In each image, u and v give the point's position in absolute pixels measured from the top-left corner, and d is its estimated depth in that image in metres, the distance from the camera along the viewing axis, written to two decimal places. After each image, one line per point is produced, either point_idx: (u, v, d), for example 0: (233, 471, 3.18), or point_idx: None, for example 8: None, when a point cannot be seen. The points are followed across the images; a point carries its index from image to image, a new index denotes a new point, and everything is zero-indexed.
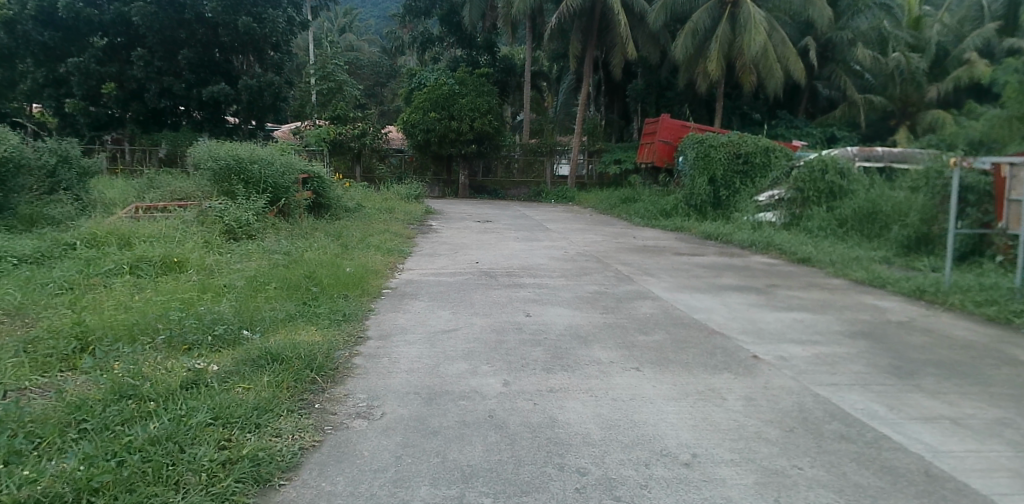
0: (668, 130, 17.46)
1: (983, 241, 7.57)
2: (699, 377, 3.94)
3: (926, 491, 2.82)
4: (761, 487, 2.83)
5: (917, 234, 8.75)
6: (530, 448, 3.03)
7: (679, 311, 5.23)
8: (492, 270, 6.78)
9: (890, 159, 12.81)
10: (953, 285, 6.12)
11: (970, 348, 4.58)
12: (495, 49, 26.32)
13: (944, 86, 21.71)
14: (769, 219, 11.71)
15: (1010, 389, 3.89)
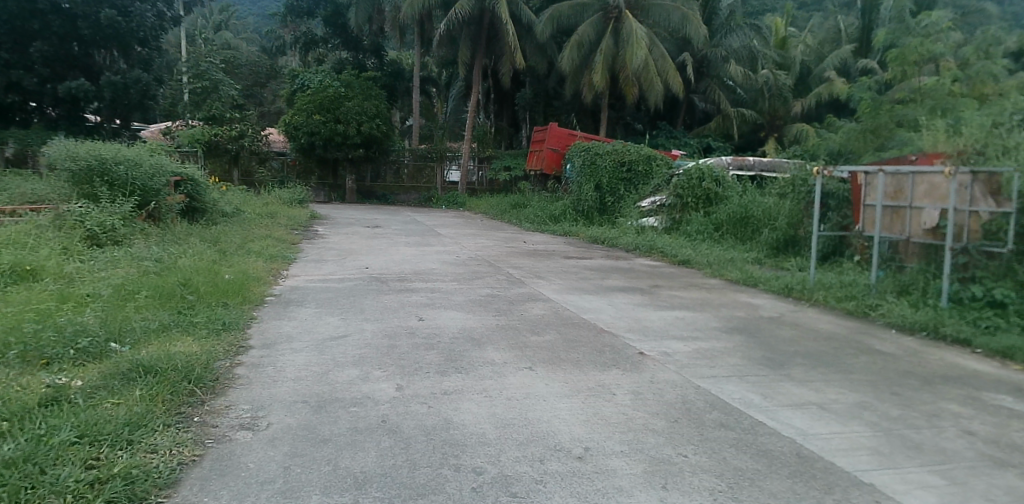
0: (556, 138, 18.03)
1: (843, 242, 8.39)
2: (589, 375, 4.05)
3: (798, 471, 3.14)
4: (649, 475, 2.98)
5: (785, 237, 9.57)
6: (425, 451, 2.98)
7: (570, 312, 5.38)
8: (383, 276, 6.65)
9: (760, 169, 13.95)
10: (817, 282, 6.74)
11: (831, 338, 5.07)
12: (383, 53, 26.44)
13: (807, 102, 24.04)
14: (651, 224, 12.46)
15: (867, 375, 4.34)
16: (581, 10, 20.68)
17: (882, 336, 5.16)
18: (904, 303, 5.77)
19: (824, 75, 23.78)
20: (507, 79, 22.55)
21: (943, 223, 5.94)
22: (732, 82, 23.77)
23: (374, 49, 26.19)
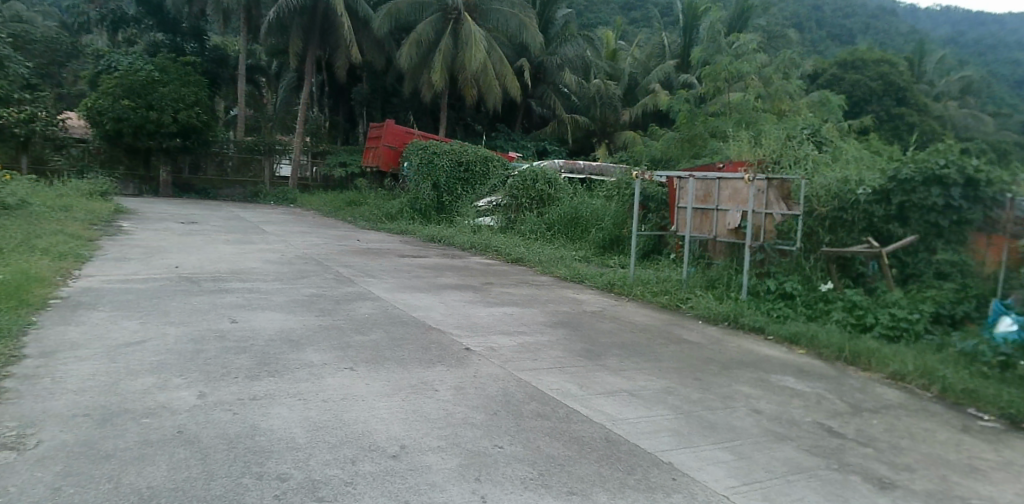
0: (393, 136, 18.07)
1: (660, 241, 9.02)
2: (412, 372, 4.02)
3: (606, 455, 3.44)
4: (464, 468, 3.03)
5: (611, 236, 10.16)
6: (225, 461, 2.79)
7: (397, 310, 5.33)
8: (195, 275, 6.20)
9: (589, 173, 14.73)
10: (636, 278, 7.24)
11: (647, 329, 5.46)
12: (204, 38, 24.96)
13: (633, 112, 25.21)
14: (487, 222, 12.64)
15: (674, 362, 4.72)
16: (420, 8, 20.84)
17: (690, 327, 5.68)
18: (710, 296, 6.55)
19: (650, 87, 25.24)
20: (343, 72, 22.42)
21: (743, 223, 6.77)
22: (566, 89, 25.27)
23: (195, 33, 24.65)
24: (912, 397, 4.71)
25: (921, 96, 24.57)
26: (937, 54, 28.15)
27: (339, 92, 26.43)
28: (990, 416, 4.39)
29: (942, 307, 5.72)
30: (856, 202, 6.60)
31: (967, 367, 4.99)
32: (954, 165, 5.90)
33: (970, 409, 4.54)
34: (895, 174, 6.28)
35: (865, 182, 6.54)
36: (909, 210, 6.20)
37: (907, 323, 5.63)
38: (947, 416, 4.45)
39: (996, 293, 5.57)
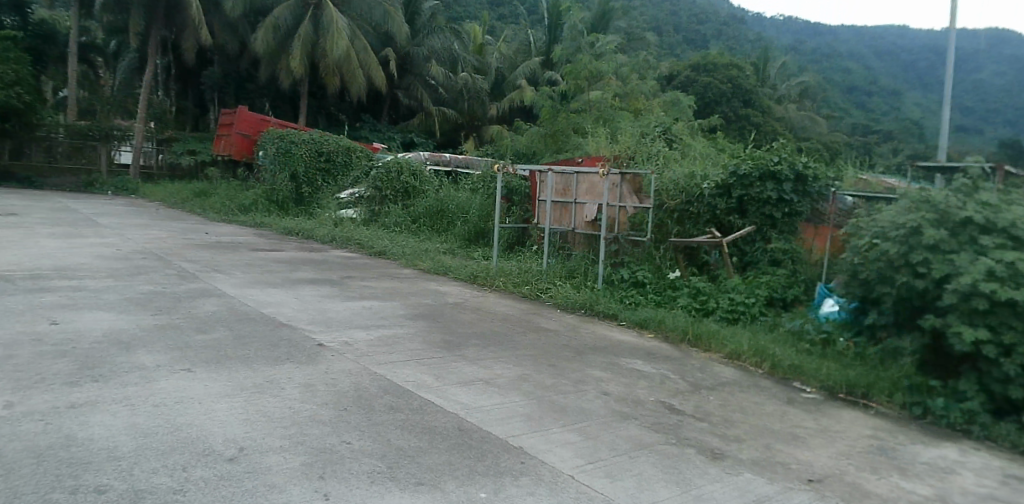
0: (247, 123, 17.63)
1: (525, 233, 9.26)
2: (258, 371, 3.91)
3: (457, 444, 3.53)
4: (307, 467, 2.97)
5: (475, 229, 10.38)
6: (31, 476, 2.55)
7: (245, 307, 5.14)
8: (9, 274, 5.63)
9: (456, 165, 14.93)
10: (498, 269, 7.49)
11: (507, 319, 5.63)
12: (26, 11, 22.93)
13: (500, 106, 26.10)
14: (350, 215, 12.59)
15: (530, 350, 4.92)
16: None
17: (548, 316, 5.94)
18: (568, 286, 6.84)
19: (517, 81, 26.07)
20: (193, 55, 21.67)
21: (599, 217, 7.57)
22: (434, 81, 25.32)
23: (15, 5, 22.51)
24: (746, 374, 5.23)
25: (765, 98, 26.97)
26: (778, 60, 30.88)
27: (187, 75, 25.50)
28: (812, 389, 5.12)
29: (775, 290, 6.43)
30: (701, 196, 7.36)
31: (793, 343, 5.83)
32: (785, 162, 6.84)
33: (795, 383, 5.18)
34: (734, 169, 7.09)
35: (710, 177, 7.37)
36: (747, 203, 7.01)
37: (745, 306, 6.29)
38: (776, 390, 4.99)
39: (820, 278, 6.59)
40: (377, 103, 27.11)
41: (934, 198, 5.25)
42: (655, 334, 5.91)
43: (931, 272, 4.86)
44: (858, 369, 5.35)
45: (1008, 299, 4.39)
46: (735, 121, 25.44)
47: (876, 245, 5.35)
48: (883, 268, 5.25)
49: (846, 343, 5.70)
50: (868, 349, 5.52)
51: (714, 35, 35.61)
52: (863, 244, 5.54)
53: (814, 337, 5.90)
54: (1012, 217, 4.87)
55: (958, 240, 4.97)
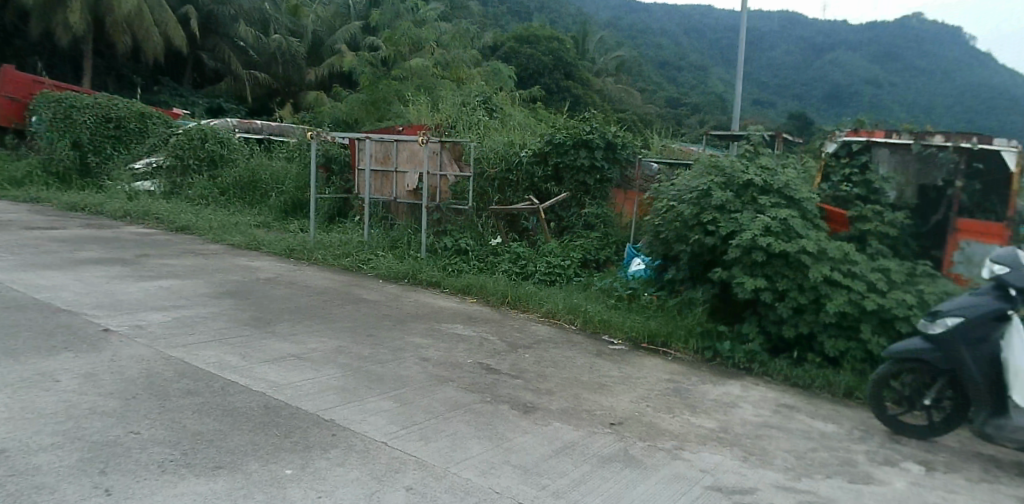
0: (16, 84, 15.61)
1: (344, 204, 9.69)
2: (28, 364, 3.69)
3: (263, 422, 3.51)
4: (85, 463, 2.82)
5: (292, 201, 11.20)
6: None
7: (15, 293, 4.86)
8: None
9: (268, 132, 15.38)
10: (316, 241, 7.63)
11: (325, 293, 5.81)
12: None
13: (318, 70, 26.91)
14: (148, 188, 12.60)
15: (346, 321, 5.08)
16: None
17: (368, 288, 6.20)
18: (391, 256, 7.02)
19: (337, 47, 27.21)
20: None
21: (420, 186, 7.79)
22: (242, 43, 26.15)
23: None
24: (561, 331, 5.57)
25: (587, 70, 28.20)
26: (597, 34, 32.55)
27: None
28: (618, 341, 5.55)
29: (588, 252, 6.95)
30: (519, 164, 7.87)
31: (602, 299, 6.28)
32: (597, 130, 7.50)
33: (604, 336, 5.62)
34: (551, 138, 7.66)
35: (529, 147, 7.92)
36: (562, 170, 7.64)
37: (561, 269, 6.73)
38: (586, 344, 5.38)
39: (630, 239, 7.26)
40: (179, 66, 27.17)
41: (722, 164, 5.90)
42: (477, 299, 6.15)
43: (718, 230, 5.47)
44: (658, 319, 5.82)
45: (780, 251, 5.13)
46: (555, 93, 26.33)
47: (674, 207, 5.92)
48: (679, 227, 5.80)
49: (649, 296, 6.24)
50: (668, 300, 6.07)
51: (537, 8, 37.21)
52: (663, 207, 6.11)
53: (622, 294, 6.35)
54: (784, 181, 5.62)
55: (741, 200, 5.63)
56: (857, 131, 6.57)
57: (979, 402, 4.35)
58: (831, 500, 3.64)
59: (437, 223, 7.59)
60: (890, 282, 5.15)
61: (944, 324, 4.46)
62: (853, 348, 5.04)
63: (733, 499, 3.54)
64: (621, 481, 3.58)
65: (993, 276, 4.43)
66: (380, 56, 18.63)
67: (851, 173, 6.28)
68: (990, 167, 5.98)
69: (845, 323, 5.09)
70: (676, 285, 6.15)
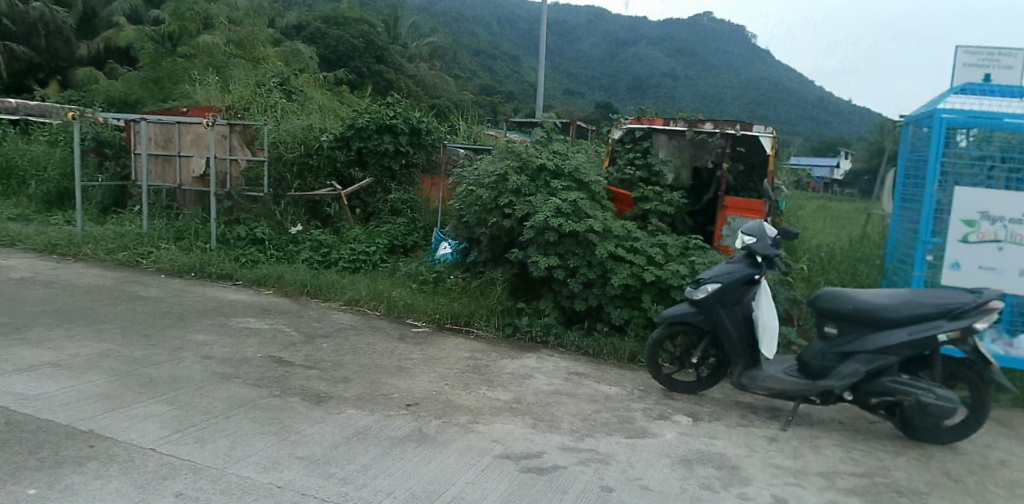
0: None
1: (123, 192, 9.83)
2: None
3: (6, 441, 3.21)
4: None
5: (58, 189, 10.50)
6: None
7: None
8: None
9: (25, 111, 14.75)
10: (86, 235, 8.22)
11: (97, 293, 5.98)
12: None
13: (92, 46, 25.23)
14: None
15: (116, 325, 5.14)
16: None
17: (148, 282, 6.69)
18: (177, 249, 7.77)
19: (112, 19, 25.87)
20: None
21: (207, 172, 8.46)
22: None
23: None
24: (364, 318, 6.09)
25: (398, 56, 28.95)
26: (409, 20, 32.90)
27: None
28: (422, 323, 6.01)
29: (395, 238, 8.23)
30: (322, 149, 9.22)
31: (406, 282, 6.93)
32: (400, 117, 9.16)
33: (409, 319, 6.10)
34: (352, 123, 9.15)
35: (332, 132, 9.28)
36: (365, 155, 9.17)
37: (367, 255, 7.76)
38: (390, 330, 5.81)
39: (437, 222, 8.74)
40: None
41: (518, 148, 6.28)
42: (276, 291, 6.75)
43: (515, 212, 5.86)
44: (461, 300, 6.25)
45: (570, 231, 5.56)
46: (367, 77, 27.35)
47: (474, 191, 6.26)
48: (479, 211, 6.14)
49: (453, 279, 6.64)
50: (471, 282, 6.46)
51: None
52: (465, 191, 6.43)
53: (427, 277, 6.89)
54: (573, 165, 6.09)
55: (535, 184, 6.04)
56: (639, 118, 7.07)
57: (737, 357, 4.98)
58: (609, 455, 3.98)
59: (228, 212, 8.53)
60: (667, 256, 5.72)
61: (706, 289, 5.00)
62: (637, 317, 5.57)
63: (521, 464, 3.75)
64: (413, 460, 3.65)
65: (744, 246, 4.96)
66: (162, 31, 17.17)
67: (634, 157, 6.80)
68: (751, 151, 7.09)
69: (628, 294, 5.61)
70: (478, 266, 6.59)
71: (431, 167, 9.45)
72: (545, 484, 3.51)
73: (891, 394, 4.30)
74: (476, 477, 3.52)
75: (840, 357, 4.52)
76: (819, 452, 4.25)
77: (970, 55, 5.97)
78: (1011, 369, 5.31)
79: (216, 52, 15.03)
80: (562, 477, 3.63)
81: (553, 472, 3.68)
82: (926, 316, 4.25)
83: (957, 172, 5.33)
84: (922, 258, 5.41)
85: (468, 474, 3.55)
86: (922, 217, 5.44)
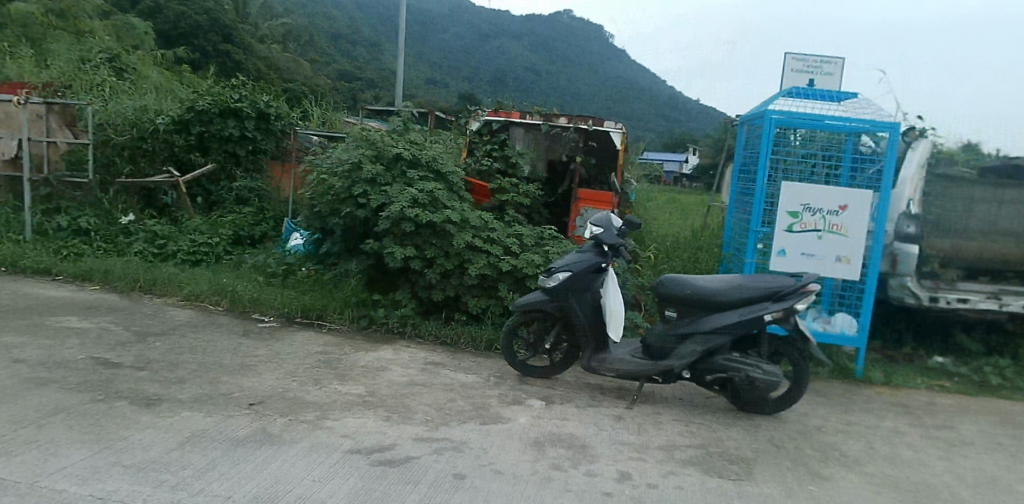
0: None
1: None
2: None
3: None
4: None
5: None
6: None
7: None
8: None
9: None
10: None
11: None
12: None
13: None
14: None
15: None
16: None
17: None
18: None
19: None
20: None
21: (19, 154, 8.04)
22: None
23: None
24: (204, 314, 5.90)
25: (250, 37, 27.38)
26: None
27: None
28: (270, 317, 5.93)
29: (241, 229, 8.07)
30: (156, 132, 8.76)
31: (252, 275, 6.84)
32: (246, 101, 8.93)
33: (255, 314, 5.99)
34: (191, 106, 8.80)
35: (169, 115, 8.86)
36: (207, 141, 8.83)
37: (210, 247, 7.57)
38: (233, 326, 5.65)
39: (287, 213, 8.70)
40: None
41: (372, 137, 6.27)
42: (102, 287, 6.35)
43: (369, 202, 5.89)
44: (314, 293, 6.28)
45: (427, 221, 5.63)
46: (213, 56, 25.31)
47: (327, 180, 6.24)
48: (332, 201, 6.16)
49: (305, 271, 6.74)
50: (324, 275, 6.56)
51: None
52: (317, 179, 6.40)
53: (275, 270, 6.87)
54: (430, 155, 6.18)
55: (390, 173, 6.08)
56: (496, 111, 7.23)
57: (586, 341, 5.18)
58: (462, 442, 3.93)
59: (45, 199, 7.90)
60: (523, 246, 5.92)
61: (557, 278, 5.12)
62: (493, 306, 5.69)
63: (372, 457, 3.59)
64: (255, 460, 3.41)
65: (592, 235, 5.15)
66: None
67: (490, 149, 6.96)
68: (601, 145, 7.52)
69: (485, 284, 5.73)
70: (332, 258, 6.68)
71: (281, 154, 9.34)
72: (396, 475, 3.40)
73: (724, 371, 4.70)
74: (322, 474, 3.33)
75: (680, 338, 4.86)
76: (661, 428, 4.51)
77: (796, 61, 6.63)
78: (827, 344, 6.01)
79: (31, 22, 13.43)
80: (413, 467, 3.53)
81: (405, 463, 3.57)
82: (754, 299, 4.69)
83: (785, 168, 5.91)
84: (754, 245, 5.98)
85: (315, 471, 3.36)
86: (755, 208, 5.97)
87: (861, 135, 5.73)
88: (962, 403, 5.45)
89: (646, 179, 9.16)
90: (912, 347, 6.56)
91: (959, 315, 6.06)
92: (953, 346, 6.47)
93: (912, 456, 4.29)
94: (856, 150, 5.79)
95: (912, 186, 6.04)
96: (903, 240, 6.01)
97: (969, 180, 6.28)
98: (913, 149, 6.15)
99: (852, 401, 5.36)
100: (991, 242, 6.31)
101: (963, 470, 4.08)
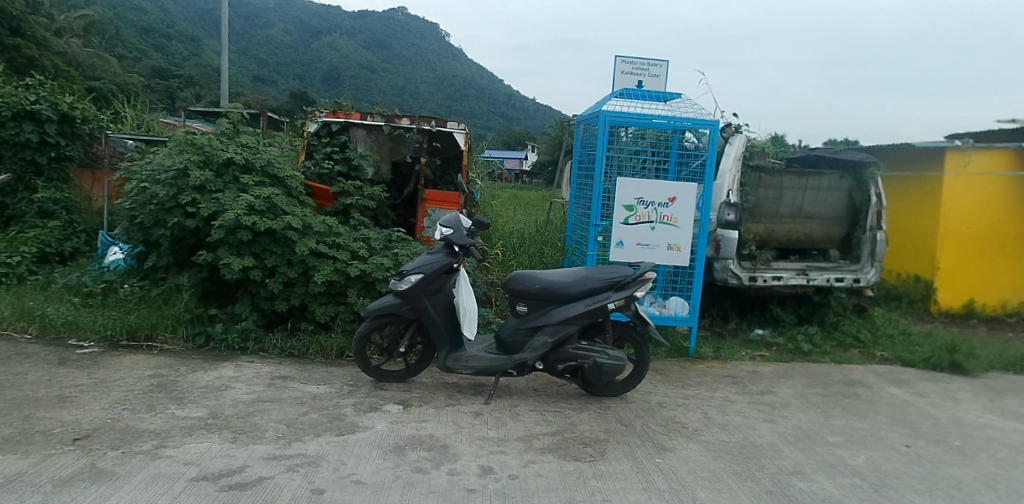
0: None
1: None
2: None
3: None
4: None
5: None
6: None
7: None
8: None
9: None
10: None
11: None
12: None
13: None
14: None
15: None
16: None
17: None
18: None
19: None
20: None
21: None
22: None
23: None
24: (9, 343, 5.14)
25: (42, 28, 23.87)
26: None
27: None
28: (91, 342, 5.30)
29: (47, 245, 7.17)
30: None
31: (63, 296, 6.04)
32: (45, 102, 7.83)
33: (71, 340, 5.32)
34: None
35: None
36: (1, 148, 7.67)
37: (9, 267, 6.60)
38: (44, 355, 4.95)
39: (102, 226, 7.99)
40: None
41: (198, 141, 5.82)
42: None
43: (199, 211, 5.47)
44: (140, 311, 5.67)
45: (266, 229, 5.35)
46: None
47: (148, 188, 5.69)
48: (156, 211, 5.63)
49: (128, 288, 6.07)
50: (151, 291, 5.95)
51: None
52: (135, 188, 5.82)
53: (93, 289, 6.11)
54: (265, 159, 5.87)
55: (222, 179, 5.70)
56: (335, 112, 7.00)
57: (441, 342, 5.17)
58: (319, 457, 3.77)
59: None
60: (371, 250, 5.84)
61: (409, 280, 5.05)
62: (342, 312, 5.54)
63: (220, 483, 3.33)
64: (85, 500, 3.04)
65: (442, 236, 5.12)
66: None
67: (331, 151, 6.75)
68: (446, 145, 7.56)
69: (333, 291, 5.55)
70: (158, 272, 6.11)
71: (91, 161, 8.44)
72: (248, 499, 3.19)
73: (574, 358, 4.96)
74: None
75: (531, 331, 5.02)
76: (518, 419, 4.65)
77: (626, 64, 7.14)
78: (663, 326, 6.55)
79: None
80: (267, 488, 3.33)
81: (258, 485, 3.35)
82: (597, 289, 4.97)
83: (620, 163, 6.33)
84: (595, 238, 6.35)
85: None
86: (594, 203, 6.33)
87: (685, 132, 6.30)
88: (778, 369, 6.21)
89: (489, 176, 9.38)
90: (736, 322, 7.34)
91: (773, 291, 6.89)
92: (769, 318, 7.34)
93: (740, 420, 4.81)
94: (682, 146, 6.36)
95: (731, 177, 6.61)
96: (725, 226, 6.61)
97: (778, 171, 7.08)
98: (730, 143, 6.85)
99: (688, 376, 5.90)
100: (798, 225, 7.26)
101: (783, 428, 4.67)
